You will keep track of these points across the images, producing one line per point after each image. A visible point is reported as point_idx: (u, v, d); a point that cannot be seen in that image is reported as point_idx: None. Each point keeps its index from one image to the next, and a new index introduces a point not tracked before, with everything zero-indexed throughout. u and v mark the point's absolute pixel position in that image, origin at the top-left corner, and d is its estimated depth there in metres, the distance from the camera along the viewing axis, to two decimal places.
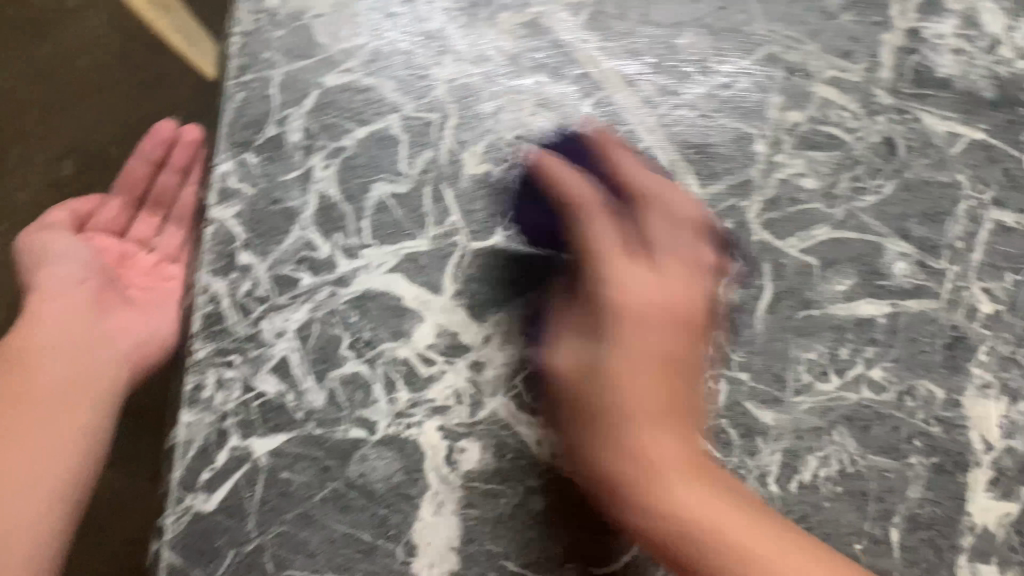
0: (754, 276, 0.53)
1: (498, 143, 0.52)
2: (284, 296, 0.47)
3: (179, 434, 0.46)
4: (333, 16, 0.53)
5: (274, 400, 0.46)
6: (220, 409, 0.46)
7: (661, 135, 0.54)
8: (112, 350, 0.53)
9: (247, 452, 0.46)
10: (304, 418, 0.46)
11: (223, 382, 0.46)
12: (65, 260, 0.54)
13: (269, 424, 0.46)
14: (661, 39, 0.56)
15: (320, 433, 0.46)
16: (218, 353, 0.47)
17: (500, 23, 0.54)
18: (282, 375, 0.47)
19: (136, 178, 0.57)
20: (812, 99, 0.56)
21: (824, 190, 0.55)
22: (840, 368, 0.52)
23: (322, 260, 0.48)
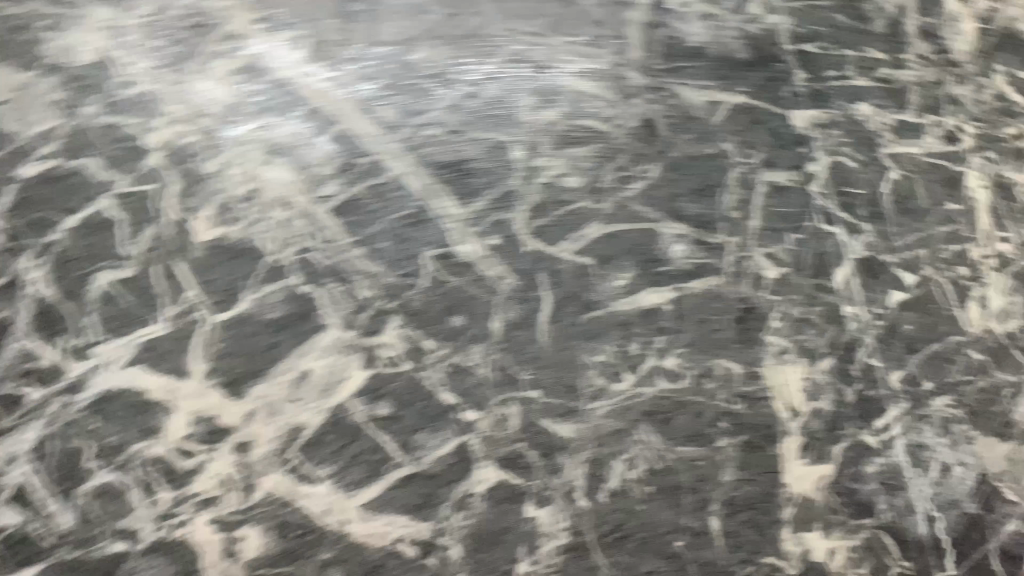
0: (531, 289, 0.51)
1: (228, 204, 0.50)
2: (9, 420, 0.47)
3: None
4: (16, 98, 0.49)
5: (17, 532, 0.46)
6: None
7: (410, 160, 0.51)
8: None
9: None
10: (51, 546, 0.46)
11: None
12: None
13: (19, 557, 0.46)
14: (392, 59, 0.52)
15: (78, 556, 0.46)
16: None
17: (209, 72, 0.50)
18: (23, 505, 0.46)
19: None
20: (563, 94, 0.53)
21: (588, 186, 0.53)
22: (633, 364, 0.51)
23: (47, 370, 0.47)
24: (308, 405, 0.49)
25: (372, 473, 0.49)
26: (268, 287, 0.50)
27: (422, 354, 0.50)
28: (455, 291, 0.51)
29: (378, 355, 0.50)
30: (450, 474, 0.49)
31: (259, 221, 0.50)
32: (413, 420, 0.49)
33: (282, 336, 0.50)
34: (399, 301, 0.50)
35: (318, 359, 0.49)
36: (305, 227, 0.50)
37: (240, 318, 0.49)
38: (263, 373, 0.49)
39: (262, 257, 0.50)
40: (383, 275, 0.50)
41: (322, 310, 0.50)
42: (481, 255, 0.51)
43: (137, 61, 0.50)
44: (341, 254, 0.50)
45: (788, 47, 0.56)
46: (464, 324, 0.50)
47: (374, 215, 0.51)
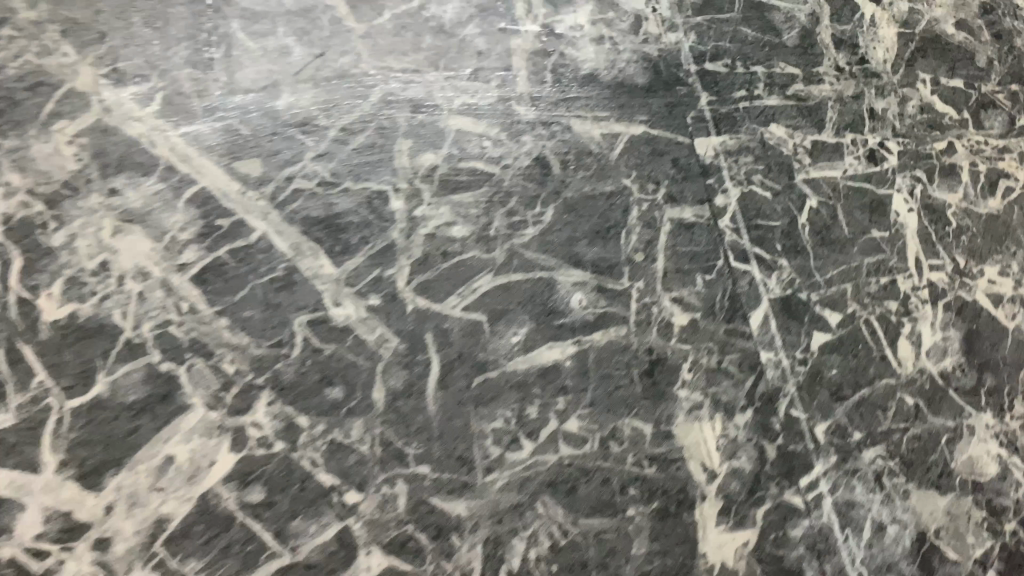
0: (416, 351, 0.46)
1: (78, 276, 0.45)
2: None
3: None
4: None
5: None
6: None
7: (276, 217, 0.47)
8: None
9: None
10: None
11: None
12: None
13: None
14: (255, 109, 0.49)
15: None
16: None
17: (56, 132, 0.47)
18: None
19: None
20: (447, 135, 0.50)
21: (477, 235, 0.49)
22: (532, 430, 0.46)
23: None
24: (173, 494, 0.43)
25: (246, 565, 0.43)
26: (124, 368, 0.45)
27: (297, 432, 0.45)
28: (332, 359, 0.46)
29: (248, 435, 0.44)
30: (331, 564, 0.43)
31: (113, 294, 0.45)
32: (289, 506, 0.44)
33: (142, 420, 0.44)
34: (270, 373, 0.45)
35: (182, 444, 0.44)
36: (164, 298, 0.46)
37: (95, 404, 0.44)
38: (124, 462, 0.43)
39: (119, 336, 0.45)
40: (250, 346, 0.46)
41: (186, 390, 0.45)
42: (360, 318, 0.46)
43: None
44: (205, 325, 0.46)
45: (691, 68, 0.52)
46: (343, 396, 0.45)
47: (240, 279, 0.46)
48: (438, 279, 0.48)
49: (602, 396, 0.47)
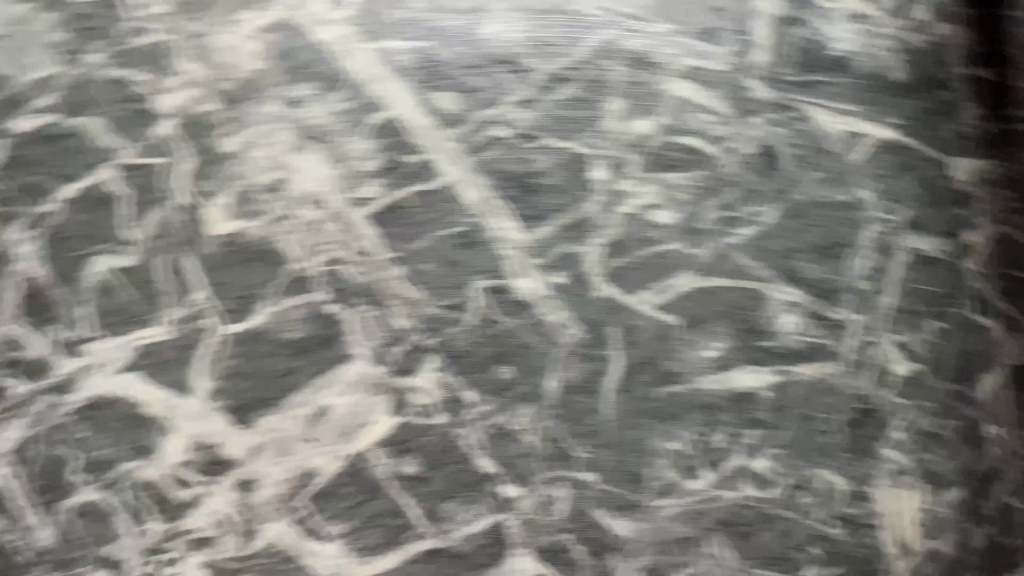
0: (599, 345, 0.41)
1: (249, 193, 0.40)
2: None
3: None
4: (15, 34, 0.40)
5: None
6: None
7: (468, 164, 0.41)
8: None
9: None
10: (31, 562, 0.39)
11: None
12: None
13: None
14: (458, 34, 0.42)
15: None
16: None
17: (240, 24, 0.41)
18: None
19: None
20: (663, 101, 0.42)
21: (683, 226, 0.42)
22: (714, 460, 0.41)
23: (36, 360, 0.39)
24: (326, 448, 0.40)
25: (392, 540, 0.40)
26: (290, 301, 0.40)
27: (460, 408, 0.41)
28: (505, 335, 0.41)
29: (409, 401, 0.41)
30: (481, 556, 0.40)
31: (286, 219, 0.41)
32: (442, 486, 0.40)
33: (299, 362, 0.40)
34: (441, 337, 0.41)
35: (339, 397, 0.40)
36: (337, 233, 0.41)
37: (254, 336, 0.40)
38: (276, 403, 0.40)
39: (285, 265, 0.40)
40: (423, 302, 0.41)
41: (349, 337, 0.41)
42: (544, 296, 0.41)
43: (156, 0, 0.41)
44: (379, 272, 0.41)
45: (960, 71, 0.44)
46: (513, 378, 0.41)
47: (419, 227, 0.41)
48: (629, 269, 0.41)
49: (798, 438, 0.41)
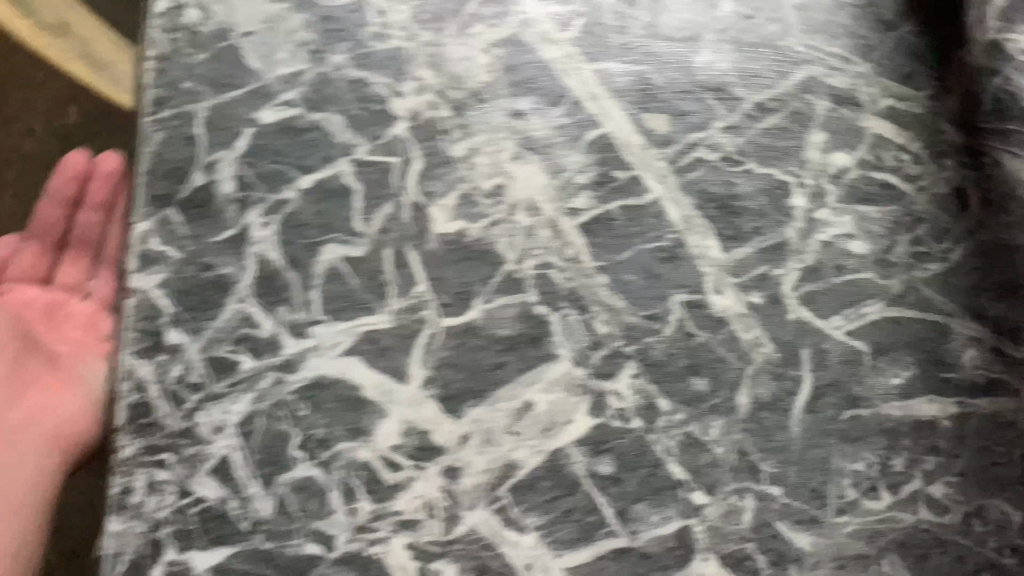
0: (790, 364, 0.43)
1: (472, 195, 0.43)
2: (222, 384, 0.41)
3: (106, 544, 0.41)
4: (263, 32, 0.42)
5: (214, 507, 0.41)
6: (152, 516, 0.41)
7: (674, 183, 0.43)
8: (24, 443, 0.46)
9: (186, 566, 0.41)
10: (249, 529, 0.41)
11: (154, 486, 0.41)
12: None
13: (210, 536, 0.41)
14: (673, 59, 0.44)
15: (270, 548, 0.41)
16: (149, 451, 0.41)
17: (473, 37, 0.43)
18: (223, 479, 0.41)
19: (52, 222, 0.54)
20: (864, 136, 0.44)
21: (876, 257, 0.44)
22: (893, 483, 0.43)
23: (265, 340, 0.41)
24: (528, 442, 0.43)
25: (585, 535, 0.42)
26: (501, 299, 0.43)
27: (655, 414, 0.43)
28: (701, 348, 0.43)
29: (607, 403, 0.43)
30: (667, 558, 0.42)
31: (503, 223, 0.43)
32: (635, 488, 0.43)
33: (509, 357, 0.43)
34: (639, 345, 0.43)
35: (543, 393, 0.43)
36: (550, 240, 0.43)
37: (468, 329, 0.43)
38: (485, 395, 0.43)
39: (500, 266, 0.43)
40: (624, 311, 0.43)
41: (555, 339, 0.43)
42: (739, 314, 0.43)
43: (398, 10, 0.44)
44: (585, 279, 0.43)
45: None
46: (706, 390, 0.43)
47: (624, 240, 0.43)
48: (823, 294, 0.43)
49: (976, 468, 0.43)
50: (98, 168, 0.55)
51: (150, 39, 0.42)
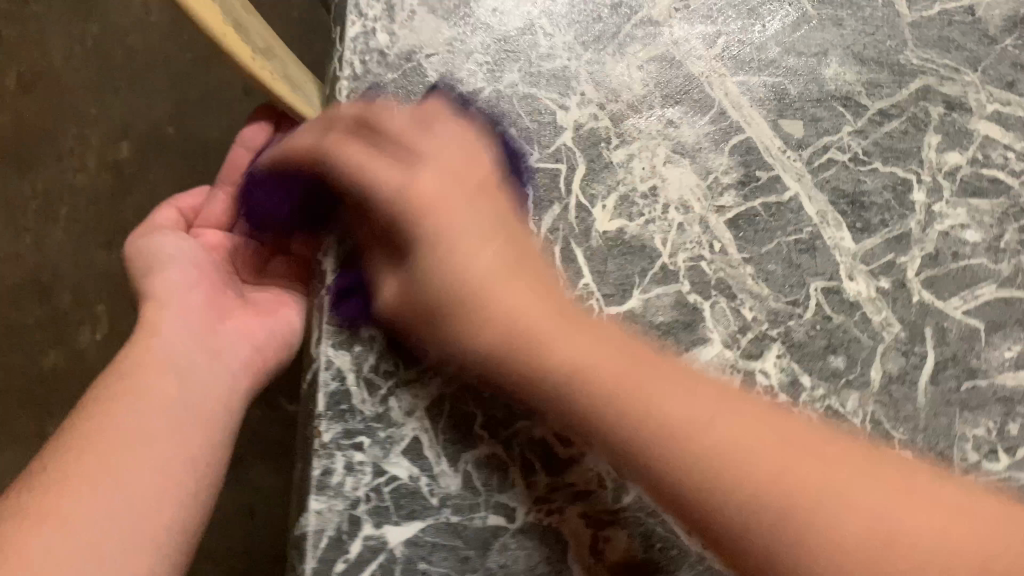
0: (915, 341, 0.48)
1: (629, 196, 0.48)
2: (412, 370, 0.44)
3: (309, 521, 0.42)
4: (446, 54, 0.49)
5: (407, 484, 0.43)
6: (351, 494, 0.43)
7: (810, 181, 0.49)
8: (230, 357, 0.51)
9: (382, 542, 0.43)
10: (439, 504, 0.43)
11: (352, 467, 0.43)
12: (178, 261, 0.54)
13: (403, 511, 0.43)
14: (805, 71, 0.50)
15: (458, 521, 0.43)
16: (346, 435, 0.43)
17: (629, 56, 0.50)
18: (414, 458, 0.44)
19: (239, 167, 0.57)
20: (974, 137, 0.50)
21: (989, 244, 0.49)
22: (1010, 446, 0.47)
23: None
24: None
25: None
26: (657, 290, 0.47)
27: (798, 389, 0.47)
28: (838, 330, 0.48)
29: (755, 380, 0.46)
30: None
31: (657, 220, 0.48)
32: None
33: (667, 341, 0.46)
34: (783, 328, 0.47)
35: (698, 373, 0.46)
36: (700, 235, 0.48)
37: (629, 316, 0.47)
38: None
39: (656, 258, 0.47)
40: (769, 298, 0.48)
41: (706, 324, 0.47)
42: (870, 297, 0.48)
43: (562, 32, 0.50)
44: (732, 269, 0.48)
45: None
46: (844, 367, 0.47)
47: (767, 233, 0.48)
48: (943, 277, 0.49)
49: None
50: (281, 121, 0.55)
51: (346, 61, 0.48)
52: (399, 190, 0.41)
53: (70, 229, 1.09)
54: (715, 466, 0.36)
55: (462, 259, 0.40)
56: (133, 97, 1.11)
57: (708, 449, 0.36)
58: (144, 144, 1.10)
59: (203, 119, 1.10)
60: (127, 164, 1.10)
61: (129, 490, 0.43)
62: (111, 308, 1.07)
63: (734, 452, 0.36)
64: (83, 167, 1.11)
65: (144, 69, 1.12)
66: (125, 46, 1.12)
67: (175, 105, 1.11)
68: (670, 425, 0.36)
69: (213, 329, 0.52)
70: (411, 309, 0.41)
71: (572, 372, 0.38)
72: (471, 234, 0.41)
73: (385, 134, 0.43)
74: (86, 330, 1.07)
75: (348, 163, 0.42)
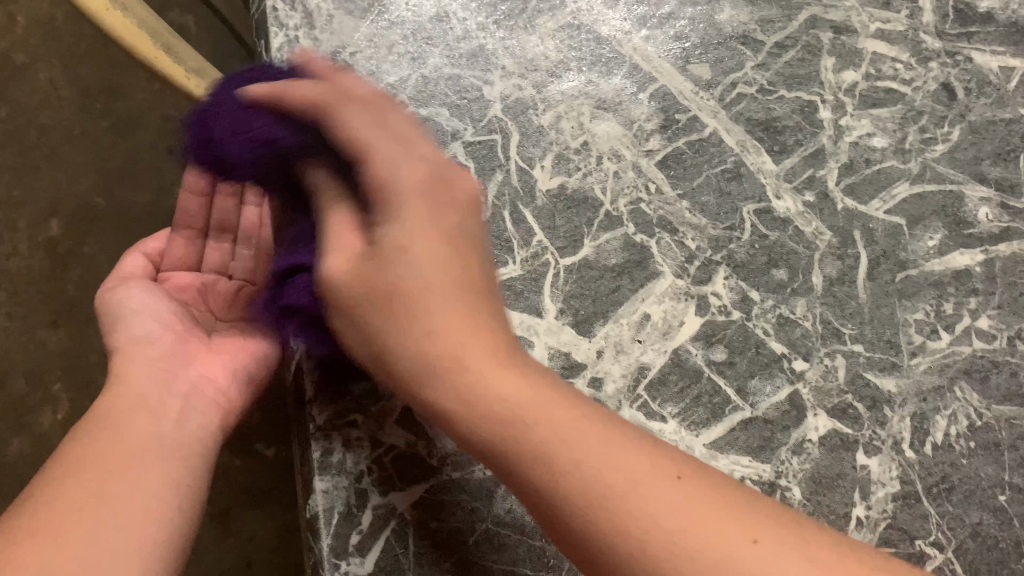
0: (846, 245, 0.52)
1: (564, 153, 0.51)
2: None
3: (317, 502, 0.43)
4: (371, 48, 0.52)
5: (406, 450, 0.44)
6: (354, 470, 0.43)
7: (724, 116, 0.53)
8: (199, 397, 0.47)
9: (390, 508, 0.43)
10: (439, 464, 0.44)
11: (350, 443, 0.44)
12: (144, 312, 0.50)
13: (407, 476, 0.43)
14: (703, 18, 0.55)
15: (460, 478, 0.44)
16: (339, 414, 0.44)
17: (540, 28, 0.54)
18: (409, 425, 0.44)
19: (193, 213, 0.53)
20: (863, 55, 0.56)
21: (895, 147, 0.54)
22: (948, 324, 0.51)
23: None
24: (651, 346, 0.48)
25: (715, 414, 0.48)
26: (605, 236, 0.50)
27: (750, 304, 0.50)
28: (775, 245, 0.51)
29: (709, 302, 0.50)
30: (786, 420, 0.48)
31: (594, 172, 0.51)
32: (747, 366, 0.49)
33: (623, 281, 0.49)
34: (725, 253, 0.51)
35: (656, 305, 0.49)
36: (635, 179, 0.51)
37: (583, 264, 0.49)
38: (609, 314, 0.49)
39: (600, 207, 0.51)
40: (707, 226, 0.51)
41: (656, 259, 0.50)
42: (798, 212, 0.52)
43: (474, 14, 0.53)
44: (670, 206, 0.51)
45: None
46: (787, 278, 0.51)
47: (695, 168, 0.52)
48: (862, 182, 0.53)
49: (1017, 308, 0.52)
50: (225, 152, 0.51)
51: None
52: (381, 188, 0.38)
53: (12, 317, 1.04)
54: (658, 530, 0.31)
55: (417, 255, 0.37)
56: (52, 175, 1.07)
57: (633, 497, 0.31)
58: (72, 220, 1.06)
59: (129, 182, 1.06)
60: (63, 241, 1.06)
61: (108, 519, 0.37)
62: (68, 388, 1.02)
63: (654, 516, 0.31)
64: (15, 250, 1.06)
65: (61, 144, 1.07)
66: (37, 124, 1.08)
67: (102, 175, 1.06)
68: (562, 466, 0.32)
69: (180, 371, 0.48)
70: (352, 281, 0.37)
71: (501, 394, 0.34)
72: (430, 245, 0.37)
73: (328, 196, 0.41)
74: (46, 414, 1.01)
75: (347, 135, 0.38)
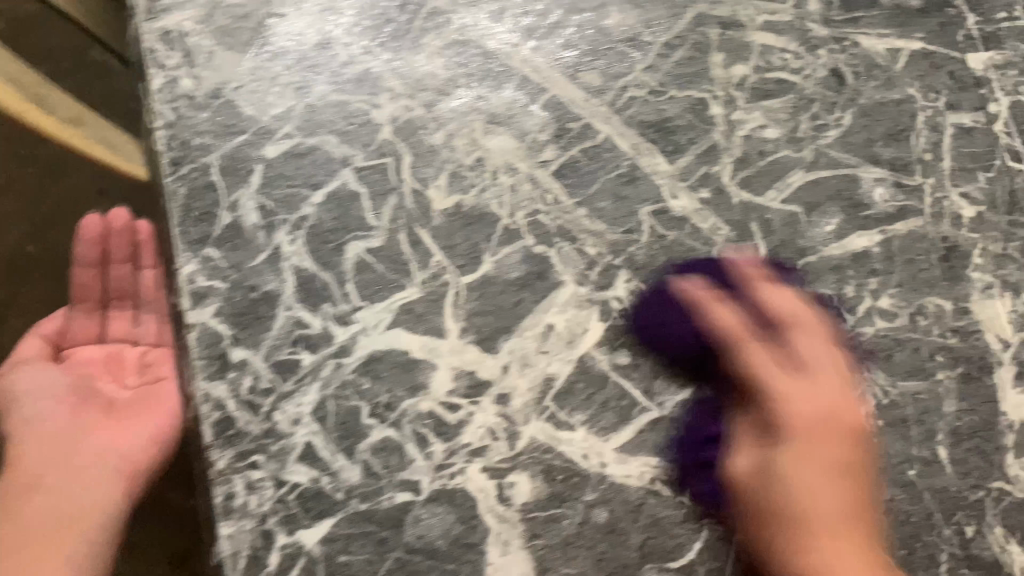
0: (744, 238, 0.53)
1: (458, 171, 0.51)
2: (290, 382, 0.47)
3: (222, 547, 0.44)
4: (255, 82, 0.52)
5: (309, 487, 0.45)
6: (258, 512, 0.45)
7: (616, 121, 0.54)
8: (95, 471, 0.47)
9: (297, 546, 0.45)
10: (345, 497, 0.46)
11: (253, 485, 0.45)
12: (39, 393, 0.49)
13: (313, 512, 0.45)
14: (590, 25, 0.55)
15: (367, 508, 0.46)
16: (240, 457, 0.45)
17: (426, 47, 0.54)
18: (311, 462, 0.46)
19: (88, 285, 0.51)
20: (752, 48, 0.56)
21: (787, 137, 0.55)
22: (850, 306, 0.52)
23: (318, 336, 0.48)
24: (557, 356, 0.49)
25: (622, 418, 0.49)
26: (506, 249, 0.51)
27: None
28: (673, 245, 0.52)
29: (612, 307, 0.50)
30: (693, 417, 0.49)
31: (490, 187, 0.52)
32: (652, 367, 0.50)
33: (525, 294, 0.50)
34: (625, 257, 0.51)
35: (559, 315, 0.50)
36: (532, 191, 0.52)
37: (484, 280, 0.50)
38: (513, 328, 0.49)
39: (498, 222, 0.51)
40: (606, 232, 0.52)
41: (557, 269, 0.51)
42: (694, 210, 0.53)
43: (359, 37, 0.53)
44: (567, 215, 0.52)
45: None
46: None
47: (590, 176, 0.53)
48: (756, 174, 0.54)
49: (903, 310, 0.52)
50: (113, 223, 0.51)
51: (158, 111, 0.50)
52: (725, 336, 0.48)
53: None
54: None
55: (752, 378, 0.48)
56: None
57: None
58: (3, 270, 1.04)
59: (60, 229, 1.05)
60: None
61: None
62: None
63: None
64: None
65: None
66: None
67: (32, 224, 1.05)
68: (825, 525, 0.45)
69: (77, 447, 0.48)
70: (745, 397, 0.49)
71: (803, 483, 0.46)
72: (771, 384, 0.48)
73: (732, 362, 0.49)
74: None
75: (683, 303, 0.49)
